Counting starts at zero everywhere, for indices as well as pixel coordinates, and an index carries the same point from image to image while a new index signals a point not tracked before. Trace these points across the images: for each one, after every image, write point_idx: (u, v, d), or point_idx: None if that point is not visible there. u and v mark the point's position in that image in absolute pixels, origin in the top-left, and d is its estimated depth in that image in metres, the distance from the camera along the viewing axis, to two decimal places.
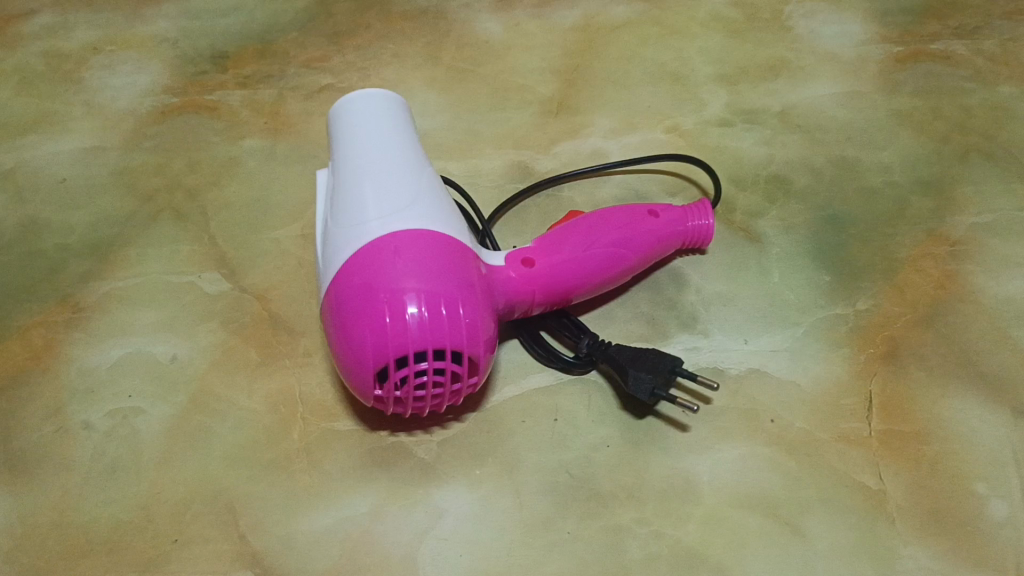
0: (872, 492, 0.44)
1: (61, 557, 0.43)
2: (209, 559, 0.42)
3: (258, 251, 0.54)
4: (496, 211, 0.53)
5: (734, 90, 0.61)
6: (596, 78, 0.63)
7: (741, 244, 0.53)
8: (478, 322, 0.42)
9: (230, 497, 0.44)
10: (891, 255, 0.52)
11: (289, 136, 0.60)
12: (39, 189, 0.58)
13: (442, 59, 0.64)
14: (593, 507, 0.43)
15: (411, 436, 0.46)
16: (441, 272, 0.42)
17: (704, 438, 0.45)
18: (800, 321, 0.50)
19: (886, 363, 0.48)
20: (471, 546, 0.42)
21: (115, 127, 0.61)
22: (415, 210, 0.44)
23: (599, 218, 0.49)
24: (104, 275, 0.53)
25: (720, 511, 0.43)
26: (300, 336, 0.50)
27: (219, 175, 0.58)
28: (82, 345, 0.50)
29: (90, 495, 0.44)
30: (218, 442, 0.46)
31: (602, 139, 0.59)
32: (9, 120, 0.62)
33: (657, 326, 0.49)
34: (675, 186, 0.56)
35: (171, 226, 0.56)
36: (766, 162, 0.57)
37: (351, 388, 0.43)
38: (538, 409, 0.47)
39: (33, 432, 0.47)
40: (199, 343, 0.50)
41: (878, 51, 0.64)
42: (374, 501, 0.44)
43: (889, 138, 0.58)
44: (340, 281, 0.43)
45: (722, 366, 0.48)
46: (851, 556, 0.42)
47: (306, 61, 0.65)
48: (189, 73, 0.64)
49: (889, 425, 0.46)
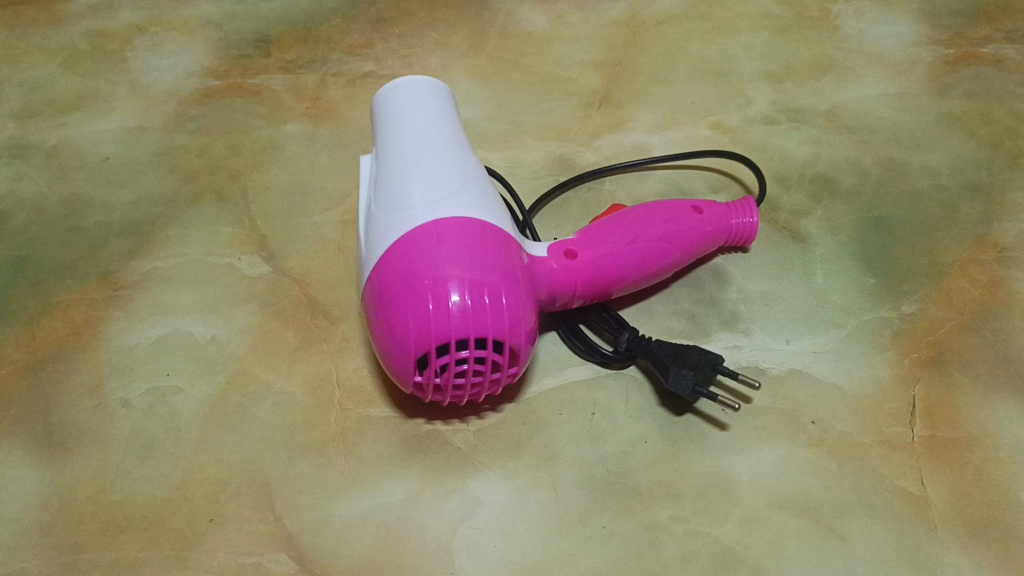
0: (914, 498, 0.43)
1: (97, 532, 0.43)
2: (244, 539, 0.42)
3: (298, 235, 0.54)
4: (537, 201, 0.53)
5: (780, 89, 0.61)
6: (640, 71, 0.62)
7: (785, 244, 0.52)
8: (520, 312, 0.42)
9: (266, 479, 0.44)
10: (938, 260, 0.51)
11: (331, 121, 0.60)
12: (82, 166, 0.58)
13: (485, 49, 0.64)
14: (630, 503, 0.43)
15: (447, 424, 0.46)
16: (485, 260, 0.41)
17: (743, 437, 0.45)
18: (843, 323, 0.49)
19: (931, 368, 0.47)
20: (506, 537, 0.42)
21: (158, 108, 0.62)
22: (459, 198, 0.44)
23: (642, 213, 0.48)
24: (145, 254, 0.54)
25: (759, 511, 0.43)
26: (339, 321, 0.50)
27: (261, 159, 0.58)
28: (122, 322, 0.50)
29: (128, 472, 0.45)
30: (256, 424, 0.46)
31: (645, 133, 0.58)
32: (54, 97, 0.62)
33: (697, 323, 0.49)
34: (718, 183, 0.56)
35: (212, 208, 0.56)
36: (811, 161, 0.56)
37: (390, 374, 0.43)
38: (576, 402, 0.46)
39: (72, 407, 0.47)
40: (238, 325, 0.50)
41: (927, 52, 0.63)
42: (409, 488, 0.44)
43: (938, 140, 0.57)
44: (383, 267, 0.42)
45: (764, 366, 0.47)
46: (892, 562, 0.41)
47: (348, 47, 0.65)
48: (232, 56, 0.64)
49: (933, 432, 0.45)
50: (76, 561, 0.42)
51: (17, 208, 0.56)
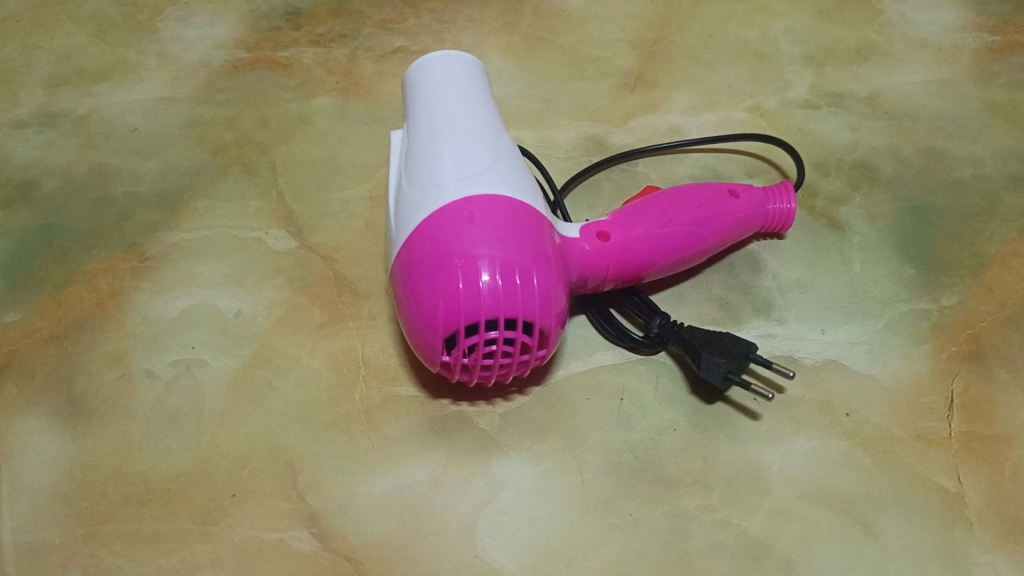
0: (950, 494, 0.42)
1: (119, 503, 0.43)
2: (267, 515, 0.42)
3: (326, 211, 0.53)
4: (569, 181, 0.52)
5: (820, 73, 0.59)
6: (677, 52, 0.61)
7: (822, 231, 0.51)
8: (552, 294, 0.41)
9: (289, 455, 0.44)
10: (980, 252, 0.50)
11: (361, 96, 0.60)
12: (110, 136, 0.58)
13: (518, 26, 0.63)
14: (658, 491, 0.42)
15: (473, 406, 0.45)
16: (517, 240, 0.41)
17: (775, 428, 0.44)
18: (881, 314, 0.48)
19: (970, 363, 0.46)
20: (531, 522, 0.42)
21: (188, 78, 0.61)
22: (492, 176, 0.43)
23: (677, 196, 0.47)
24: (172, 225, 0.53)
25: (790, 503, 0.42)
26: (365, 299, 0.49)
27: (289, 133, 0.58)
28: (148, 293, 0.50)
29: (151, 443, 0.44)
30: (280, 399, 0.46)
31: (681, 114, 0.57)
32: (83, 66, 0.62)
33: (730, 310, 0.48)
34: (755, 168, 0.54)
35: (240, 181, 0.55)
36: (851, 148, 0.55)
37: (418, 352, 0.42)
38: (605, 387, 0.45)
39: (97, 377, 0.47)
40: (264, 299, 0.49)
41: (972, 39, 0.61)
42: (433, 469, 0.43)
43: (983, 130, 0.56)
44: (413, 244, 0.42)
45: (797, 355, 0.46)
46: (925, 559, 0.40)
47: (380, 22, 0.64)
48: (263, 28, 0.64)
49: (971, 427, 0.44)
50: (99, 531, 0.42)
51: (45, 176, 0.56)
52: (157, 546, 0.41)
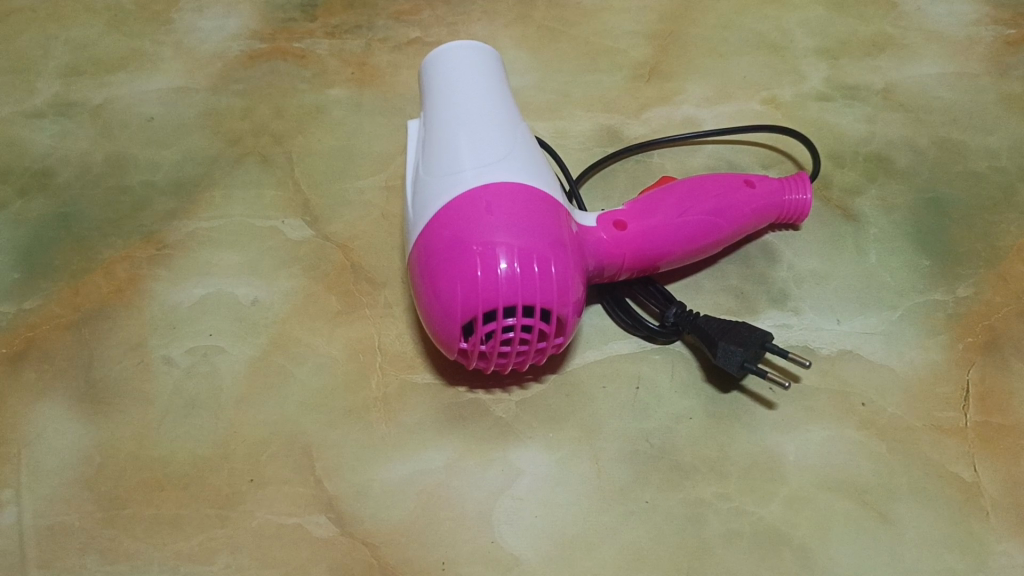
0: (966, 483, 0.42)
1: (138, 488, 0.43)
2: (284, 501, 0.42)
3: (342, 200, 0.54)
4: (584, 171, 0.52)
5: (835, 65, 0.59)
6: (691, 44, 0.61)
7: (838, 222, 0.51)
8: (569, 281, 0.41)
9: (306, 441, 0.44)
10: (995, 244, 0.50)
11: (376, 86, 0.60)
12: (126, 126, 0.58)
13: (533, 18, 0.63)
14: (674, 479, 0.42)
15: (489, 393, 0.45)
16: (534, 228, 0.41)
17: (791, 417, 0.44)
18: (897, 305, 0.48)
19: (986, 353, 0.46)
20: (547, 509, 0.42)
21: (203, 68, 0.61)
22: (509, 164, 0.44)
23: (693, 186, 0.47)
24: (188, 214, 0.53)
25: (806, 491, 0.42)
26: (382, 287, 0.49)
27: (305, 123, 0.58)
28: (166, 281, 0.50)
29: (169, 429, 0.45)
30: (297, 386, 0.46)
31: (695, 106, 0.57)
32: (99, 57, 0.62)
33: (746, 300, 0.48)
34: (770, 159, 0.55)
35: (256, 171, 0.55)
36: (866, 139, 0.55)
37: (435, 339, 0.42)
38: (620, 376, 0.46)
39: (115, 364, 0.47)
40: (280, 287, 0.50)
41: (987, 32, 0.61)
42: (449, 456, 0.43)
43: (998, 123, 0.56)
44: (431, 231, 0.42)
45: (813, 345, 0.46)
46: (941, 548, 0.40)
47: (395, 14, 0.64)
48: (278, 19, 0.64)
49: (987, 417, 0.44)
50: (119, 516, 0.42)
51: (62, 165, 0.56)
52: (175, 531, 0.41)
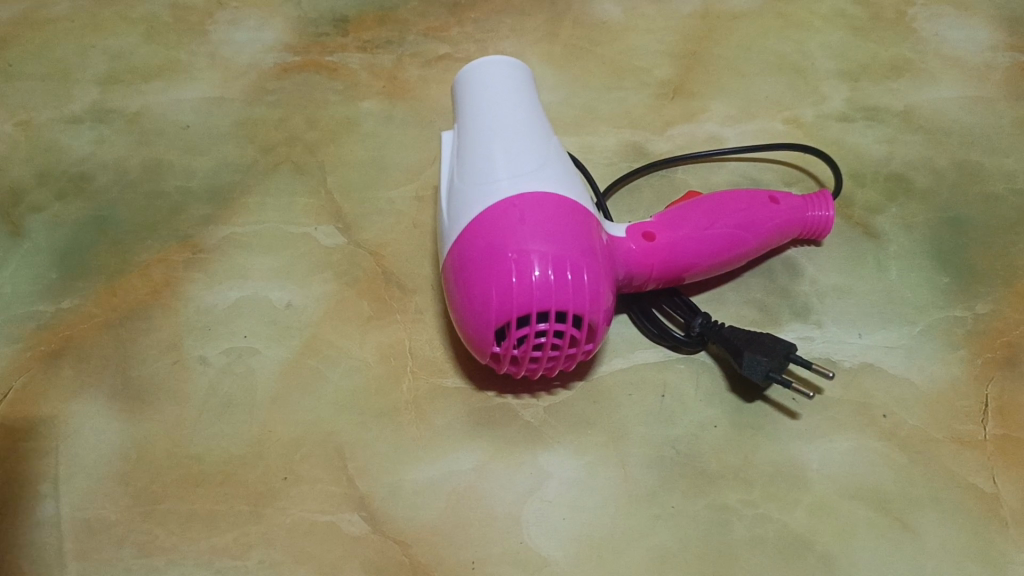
0: (985, 494, 0.43)
1: (174, 484, 0.44)
2: (318, 499, 0.43)
3: (373, 209, 0.55)
4: (611, 185, 0.53)
5: (856, 87, 0.60)
6: (715, 65, 0.62)
7: (859, 239, 0.52)
8: (601, 289, 0.42)
9: (339, 441, 0.45)
10: (1013, 262, 0.51)
11: (406, 100, 0.61)
12: (163, 133, 0.60)
13: (559, 36, 0.64)
14: (700, 485, 0.43)
15: (518, 398, 0.46)
16: (567, 237, 0.42)
17: (815, 427, 0.45)
18: (917, 320, 0.49)
19: (1005, 369, 0.47)
20: (575, 511, 0.43)
21: (237, 79, 0.63)
22: (542, 174, 0.45)
23: (720, 200, 0.48)
24: (223, 219, 0.55)
25: (830, 500, 0.43)
26: (412, 294, 0.51)
27: (337, 133, 0.59)
28: (201, 283, 0.51)
29: (205, 427, 0.46)
30: (330, 387, 0.47)
31: (719, 124, 0.58)
32: (136, 66, 0.64)
33: (770, 312, 0.49)
34: (792, 177, 0.56)
35: (290, 179, 0.57)
36: (886, 159, 0.56)
37: (468, 344, 0.43)
38: (647, 384, 0.47)
39: (152, 363, 0.48)
40: (313, 292, 0.51)
41: (1004, 58, 0.62)
42: (479, 458, 0.44)
43: (1015, 145, 0.57)
44: (466, 238, 0.43)
45: (836, 357, 0.47)
46: (962, 557, 0.41)
47: (424, 30, 0.65)
48: (311, 33, 0.65)
49: (1006, 431, 0.45)
50: (155, 511, 0.43)
51: (99, 170, 0.58)
52: (211, 526, 0.42)
